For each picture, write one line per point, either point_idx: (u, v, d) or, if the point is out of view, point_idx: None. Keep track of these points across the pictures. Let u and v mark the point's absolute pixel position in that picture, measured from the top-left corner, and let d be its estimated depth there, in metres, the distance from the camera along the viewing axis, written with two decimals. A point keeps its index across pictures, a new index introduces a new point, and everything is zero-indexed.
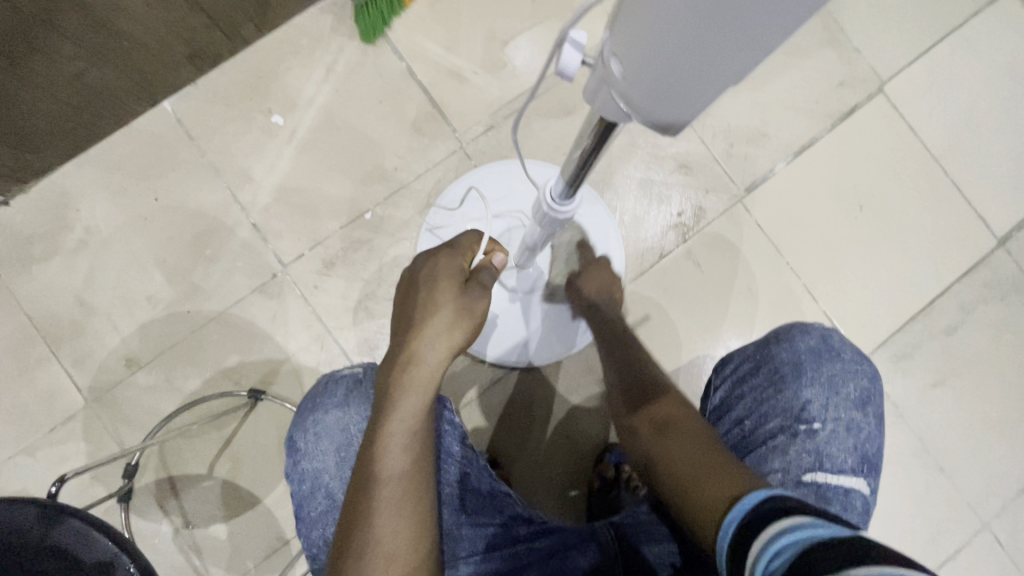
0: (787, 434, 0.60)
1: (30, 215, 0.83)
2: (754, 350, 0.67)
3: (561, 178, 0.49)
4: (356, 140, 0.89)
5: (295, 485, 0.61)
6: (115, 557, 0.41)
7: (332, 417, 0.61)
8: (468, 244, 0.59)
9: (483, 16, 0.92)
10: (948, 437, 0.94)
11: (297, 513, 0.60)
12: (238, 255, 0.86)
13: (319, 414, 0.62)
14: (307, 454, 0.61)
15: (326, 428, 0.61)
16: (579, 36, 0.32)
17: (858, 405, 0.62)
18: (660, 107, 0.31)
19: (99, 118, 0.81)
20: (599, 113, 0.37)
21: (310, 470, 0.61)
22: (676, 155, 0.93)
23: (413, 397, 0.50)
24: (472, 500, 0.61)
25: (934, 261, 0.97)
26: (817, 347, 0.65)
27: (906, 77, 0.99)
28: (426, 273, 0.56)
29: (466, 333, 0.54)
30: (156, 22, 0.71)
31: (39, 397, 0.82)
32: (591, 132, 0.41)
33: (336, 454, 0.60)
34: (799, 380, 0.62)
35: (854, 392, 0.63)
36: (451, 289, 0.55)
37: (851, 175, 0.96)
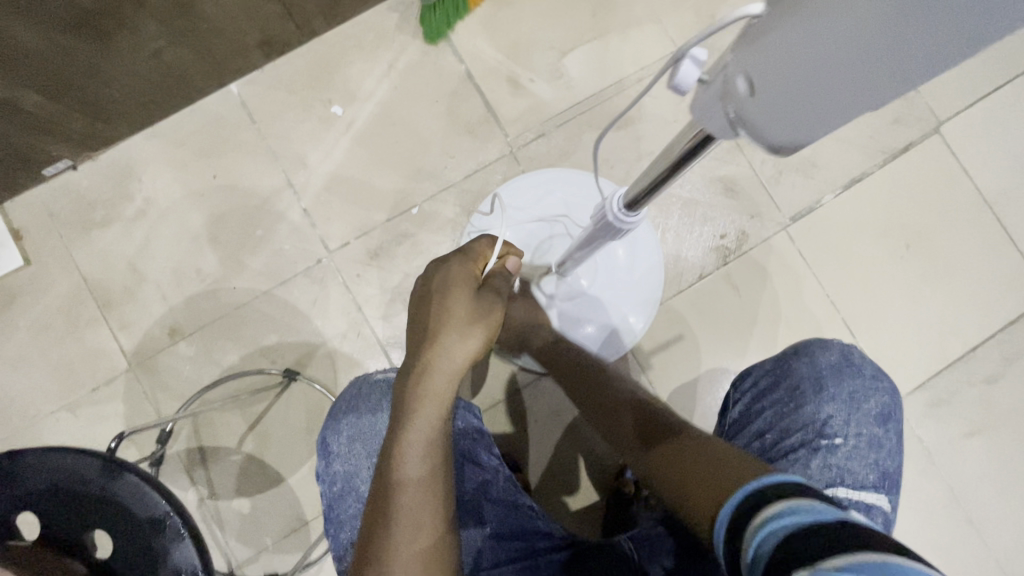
0: (809, 449, 0.58)
1: (95, 182, 0.87)
2: (773, 364, 0.64)
3: (637, 186, 0.48)
4: (410, 137, 0.91)
5: (325, 486, 0.61)
6: (168, 516, 0.42)
7: (367, 421, 0.61)
8: (481, 249, 0.58)
9: (543, 26, 0.94)
10: (980, 488, 0.91)
11: (326, 514, 0.60)
12: (286, 237, 0.88)
13: (354, 417, 0.61)
14: (340, 456, 0.61)
15: (360, 431, 0.61)
16: (700, 53, 0.32)
17: (880, 421, 0.60)
18: (781, 127, 0.28)
19: (170, 95, 0.84)
20: (700, 124, 0.34)
21: (341, 472, 0.60)
22: (723, 177, 0.93)
23: (429, 406, 0.51)
24: (493, 512, 0.61)
25: (978, 306, 0.95)
26: (839, 363, 0.62)
27: (964, 119, 0.98)
28: (438, 283, 0.55)
29: (482, 340, 0.54)
30: (236, 8, 0.73)
31: (86, 357, 0.85)
32: (686, 140, 0.39)
33: (369, 459, 0.60)
34: (820, 396, 0.60)
35: (876, 408, 0.60)
36: (464, 297, 0.55)
37: (899, 212, 0.95)
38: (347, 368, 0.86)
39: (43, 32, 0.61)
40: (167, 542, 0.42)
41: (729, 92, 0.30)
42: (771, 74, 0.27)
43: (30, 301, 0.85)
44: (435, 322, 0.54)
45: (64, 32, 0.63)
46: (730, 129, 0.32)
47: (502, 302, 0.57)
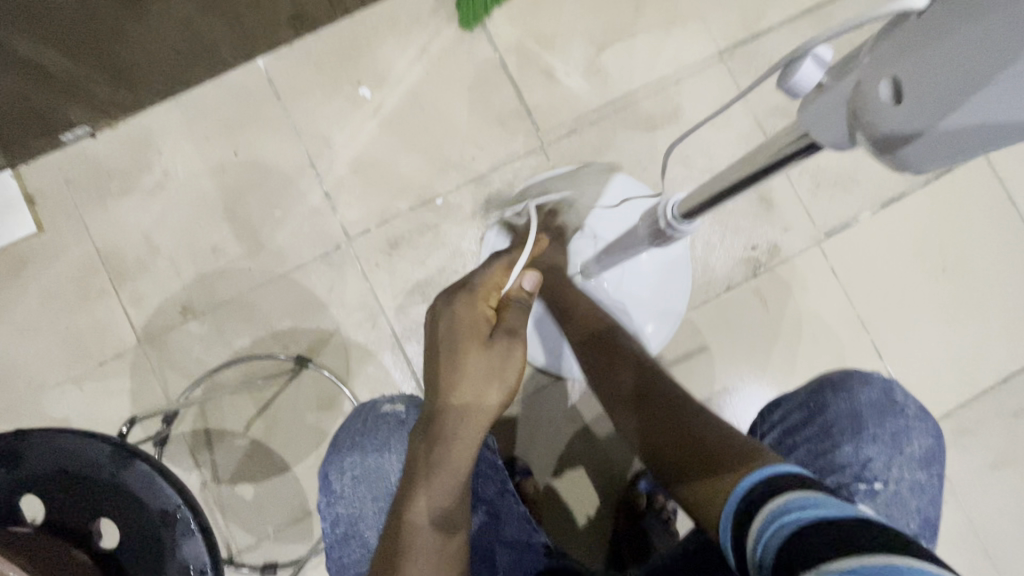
0: (846, 492, 0.56)
1: (113, 150, 0.85)
2: (808, 398, 0.61)
3: (698, 198, 0.46)
4: (438, 124, 0.88)
5: (328, 526, 0.58)
6: (178, 508, 0.40)
7: (373, 462, 0.58)
8: (492, 282, 0.55)
9: (583, 18, 0.91)
10: (1001, 524, 0.89)
11: (329, 553, 0.58)
12: (306, 220, 0.86)
13: (358, 457, 0.58)
14: (343, 497, 0.58)
15: (364, 472, 0.58)
16: (824, 53, 0.31)
17: (922, 464, 0.58)
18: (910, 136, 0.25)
19: (196, 66, 0.82)
20: (818, 130, 0.31)
21: (346, 514, 0.58)
22: (758, 187, 0.90)
23: (443, 474, 0.48)
24: (505, 555, 0.58)
25: (1012, 337, 0.92)
26: (879, 402, 0.60)
27: (1013, 142, 0.94)
28: (443, 330, 0.53)
29: (499, 397, 0.51)
30: None
31: (94, 329, 0.83)
32: (778, 147, 0.36)
33: (374, 503, 0.57)
34: (860, 436, 0.58)
35: (918, 451, 0.59)
36: (476, 350, 0.51)
37: (937, 235, 0.92)
38: (360, 359, 0.84)
39: None
40: (177, 536, 0.40)
41: (862, 90, 0.27)
42: (923, 64, 0.24)
43: (42, 268, 0.83)
44: (449, 378, 0.51)
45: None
46: (852, 137, 0.29)
47: (517, 343, 0.53)
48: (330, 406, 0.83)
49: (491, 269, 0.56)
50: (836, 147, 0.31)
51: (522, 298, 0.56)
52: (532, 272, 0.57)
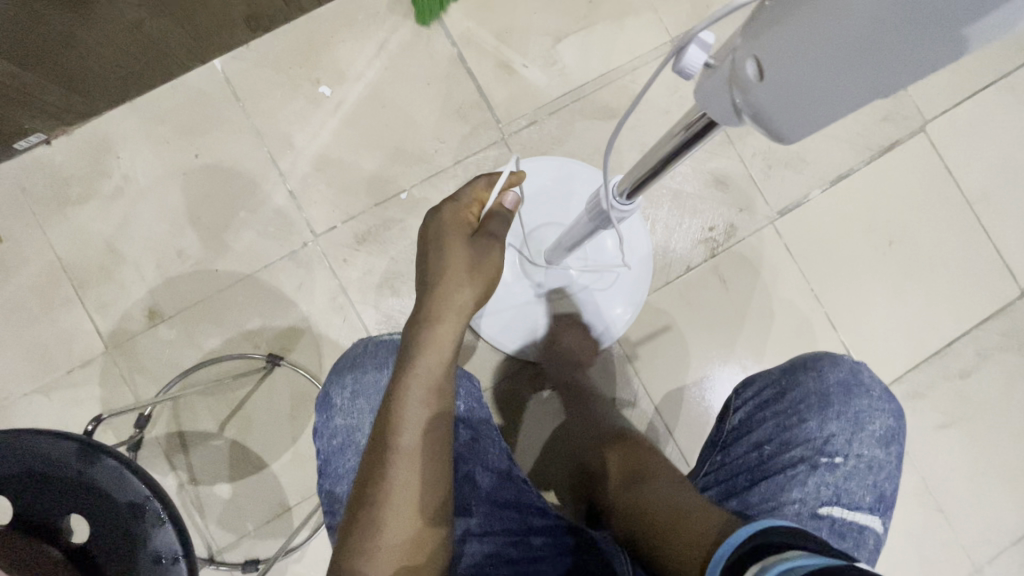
0: (808, 464, 0.59)
1: (70, 157, 0.84)
2: (780, 376, 0.65)
3: (631, 176, 0.49)
4: (400, 120, 0.89)
5: (323, 440, 0.58)
6: (147, 500, 0.41)
7: (371, 378, 0.59)
8: (475, 190, 0.57)
9: (538, 11, 0.92)
10: (951, 480, 0.94)
11: (321, 468, 0.58)
12: (272, 220, 0.86)
13: (359, 372, 0.60)
14: (342, 410, 0.59)
15: (364, 387, 0.59)
16: (707, 37, 0.33)
17: (882, 443, 0.61)
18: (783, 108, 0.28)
19: (152, 69, 0.81)
20: (710, 111, 0.34)
21: (342, 425, 0.58)
22: (713, 170, 0.94)
23: (431, 354, 0.51)
24: (487, 479, 0.60)
25: (956, 304, 0.97)
26: (846, 381, 0.63)
27: (949, 118, 1.00)
28: (432, 232, 0.56)
29: (481, 288, 0.54)
30: None
31: (61, 338, 0.82)
32: (689, 124, 0.39)
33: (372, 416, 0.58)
34: (824, 412, 0.61)
35: (879, 429, 0.61)
36: (461, 246, 0.55)
37: (885, 211, 0.97)
38: (332, 354, 0.85)
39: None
40: (148, 527, 0.41)
41: (736, 74, 0.30)
42: (784, 54, 0.27)
43: (2, 282, 0.82)
44: (436, 273, 0.54)
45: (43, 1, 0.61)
46: (737, 115, 0.32)
47: (500, 245, 0.56)
48: (304, 402, 0.84)
49: (475, 180, 0.58)
50: (727, 125, 0.34)
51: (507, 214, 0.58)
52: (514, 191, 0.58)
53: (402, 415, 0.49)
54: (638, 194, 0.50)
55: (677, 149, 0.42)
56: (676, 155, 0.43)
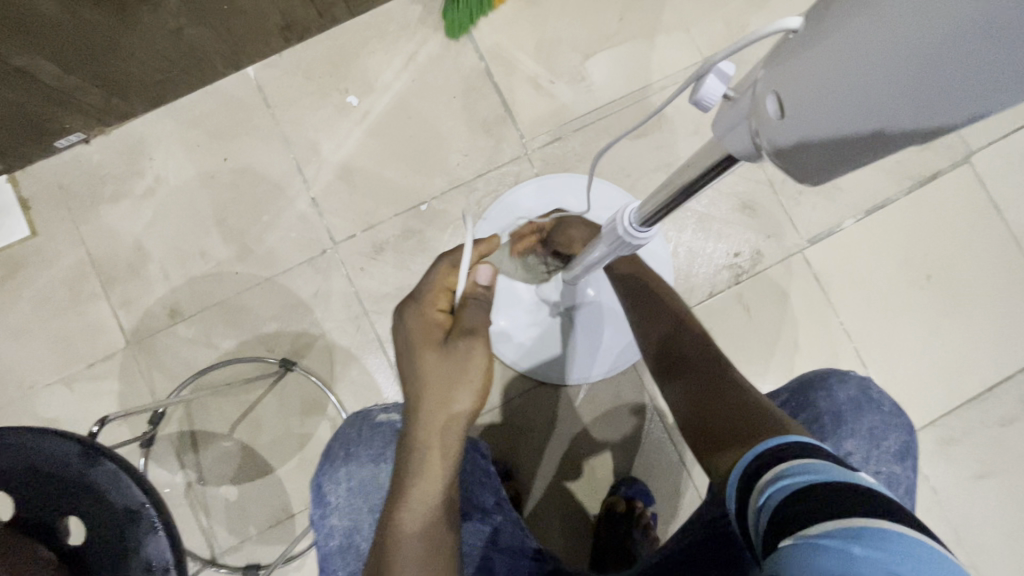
0: None
1: (106, 156, 0.87)
2: (790, 396, 0.59)
3: (648, 206, 0.47)
4: (424, 131, 0.89)
5: (322, 538, 0.58)
6: (143, 507, 0.41)
7: (363, 473, 0.58)
8: (434, 286, 0.53)
9: (568, 27, 0.92)
10: (985, 534, 0.88)
11: (321, 565, 0.58)
12: (293, 226, 0.87)
13: (353, 466, 0.58)
14: (338, 509, 0.58)
15: (360, 482, 0.58)
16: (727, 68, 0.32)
17: (897, 458, 0.57)
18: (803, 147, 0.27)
19: (188, 74, 0.84)
20: (731, 147, 0.33)
21: (341, 524, 0.57)
22: (741, 194, 0.91)
23: (423, 482, 0.48)
24: (502, 562, 0.58)
25: (999, 347, 0.91)
26: (857, 398, 0.58)
27: (997, 150, 0.95)
28: (401, 345, 0.52)
29: (471, 397, 0.49)
30: None
31: (85, 331, 0.84)
32: (707, 159, 0.38)
33: (370, 513, 0.57)
34: (840, 432, 0.56)
35: (895, 444, 0.57)
36: (434, 357, 0.50)
37: (924, 243, 0.92)
38: (344, 362, 0.85)
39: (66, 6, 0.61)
40: (142, 534, 0.41)
41: (757, 109, 0.28)
42: (799, 93, 0.25)
43: (36, 274, 0.85)
44: (414, 393, 0.49)
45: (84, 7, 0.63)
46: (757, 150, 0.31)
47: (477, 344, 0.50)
48: (313, 409, 0.84)
49: (437, 270, 0.54)
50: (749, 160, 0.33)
51: (480, 294, 0.53)
52: (486, 265, 0.53)
53: (400, 549, 0.47)
54: (656, 221, 0.49)
55: (706, 180, 0.40)
56: (704, 182, 0.40)
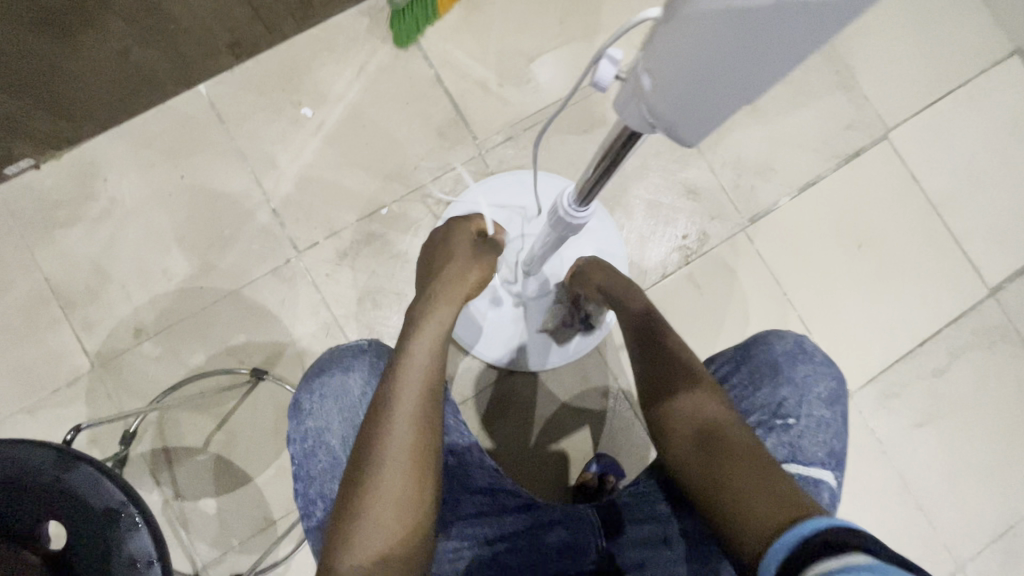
0: (762, 429, 0.58)
1: (58, 181, 0.86)
2: (733, 351, 0.63)
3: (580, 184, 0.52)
4: (379, 138, 0.92)
5: (295, 446, 0.55)
6: (123, 505, 0.43)
7: (340, 381, 0.56)
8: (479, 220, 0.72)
9: (511, 32, 0.96)
10: (929, 477, 0.96)
11: (293, 473, 0.55)
12: (256, 238, 0.89)
13: (325, 375, 0.57)
14: (311, 414, 0.55)
15: (333, 389, 0.56)
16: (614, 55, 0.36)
17: (829, 403, 0.60)
18: (682, 115, 0.33)
19: (138, 95, 0.84)
20: (627, 122, 0.39)
21: (313, 429, 0.55)
22: (685, 180, 0.97)
23: (432, 322, 0.54)
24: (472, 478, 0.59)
25: (927, 304, 1.00)
26: (793, 350, 0.61)
27: (911, 126, 1.04)
28: (439, 240, 0.67)
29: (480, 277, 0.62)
30: (202, 8, 0.74)
31: (47, 357, 0.83)
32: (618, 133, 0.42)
33: (343, 415, 0.55)
34: (775, 379, 0.60)
35: (827, 390, 0.60)
36: (466, 243, 0.65)
37: (853, 215, 1.00)
38: None
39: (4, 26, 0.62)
40: (124, 531, 0.42)
41: (637, 87, 0.35)
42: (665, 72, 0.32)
43: None
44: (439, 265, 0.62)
45: (24, 29, 0.63)
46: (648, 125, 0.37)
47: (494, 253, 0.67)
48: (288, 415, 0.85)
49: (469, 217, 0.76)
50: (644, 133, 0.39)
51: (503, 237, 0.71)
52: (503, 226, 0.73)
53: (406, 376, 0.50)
54: (591, 199, 0.53)
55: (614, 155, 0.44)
56: (618, 155, 0.44)
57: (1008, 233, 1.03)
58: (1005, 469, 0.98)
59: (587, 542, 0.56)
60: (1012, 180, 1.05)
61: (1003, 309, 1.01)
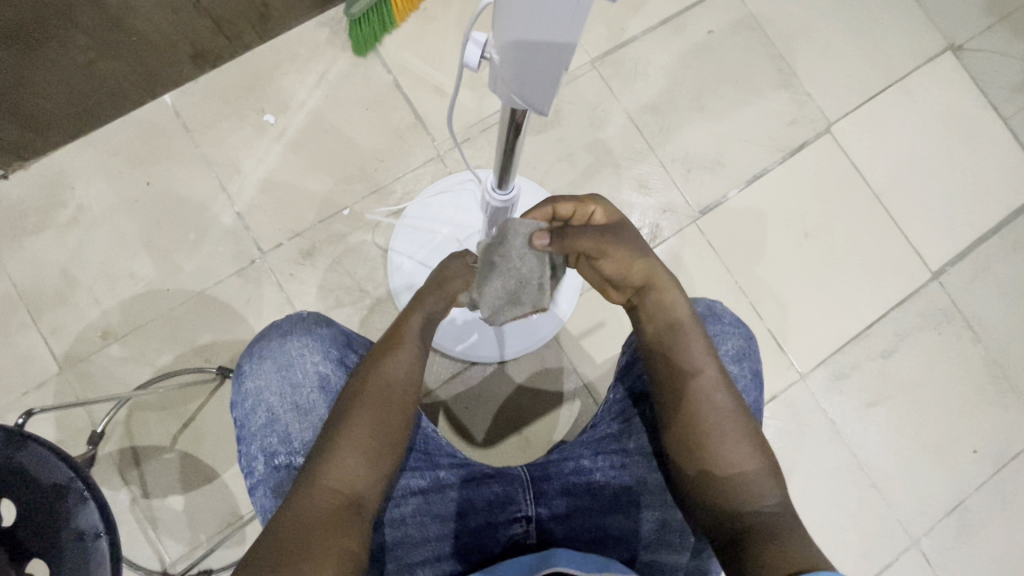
0: None
1: (27, 190, 0.89)
2: None
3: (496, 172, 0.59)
4: (341, 142, 0.96)
5: (237, 407, 0.57)
6: (71, 480, 0.45)
7: (279, 344, 0.58)
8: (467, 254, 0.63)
9: (466, 39, 1.01)
10: (881, 455, 0.99)
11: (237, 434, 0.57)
12: (222, 241, 0.91)
13: (263, 340, 0.59)
14: (250, 374, 0.58)
15: (270, 351, 0.58)
16: (479, 37, 0.43)
17: (734, 360, 0.62)
18: (522, 87, 0.41)
19: (105, 105, 0.88)
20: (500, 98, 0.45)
21: (252, 390, 0.57)
22: (637, 176, 1.01)
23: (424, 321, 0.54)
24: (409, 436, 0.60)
25: (873, 289, 1.04)
26: (700, 313, 0.65)
27: (852, 119, 1.09)
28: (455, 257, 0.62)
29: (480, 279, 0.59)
30: (163, 21, 0.78)
31: (16, 362, 0.85)
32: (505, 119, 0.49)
33: (279, 375, 0.57)
34: None
35: (733, 349, 0.63)
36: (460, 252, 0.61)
37: (799, 205, 1.04)
38: None
39: None
40: (72, 505, 0.45)
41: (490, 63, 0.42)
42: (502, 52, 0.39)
43: None
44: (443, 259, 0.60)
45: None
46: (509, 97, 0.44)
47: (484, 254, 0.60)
48: None
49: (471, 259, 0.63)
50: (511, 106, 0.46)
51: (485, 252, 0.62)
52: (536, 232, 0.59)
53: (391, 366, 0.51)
54: (508, 181, 0.60)
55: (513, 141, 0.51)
56: (516, 142, 0.52)
57: (948, 219, 1.08)
58: (955, 445, 1.01)
59: (515, 495, 0.59)
60: (950, 169, 1.10)
61: (946, 292, 1.05)
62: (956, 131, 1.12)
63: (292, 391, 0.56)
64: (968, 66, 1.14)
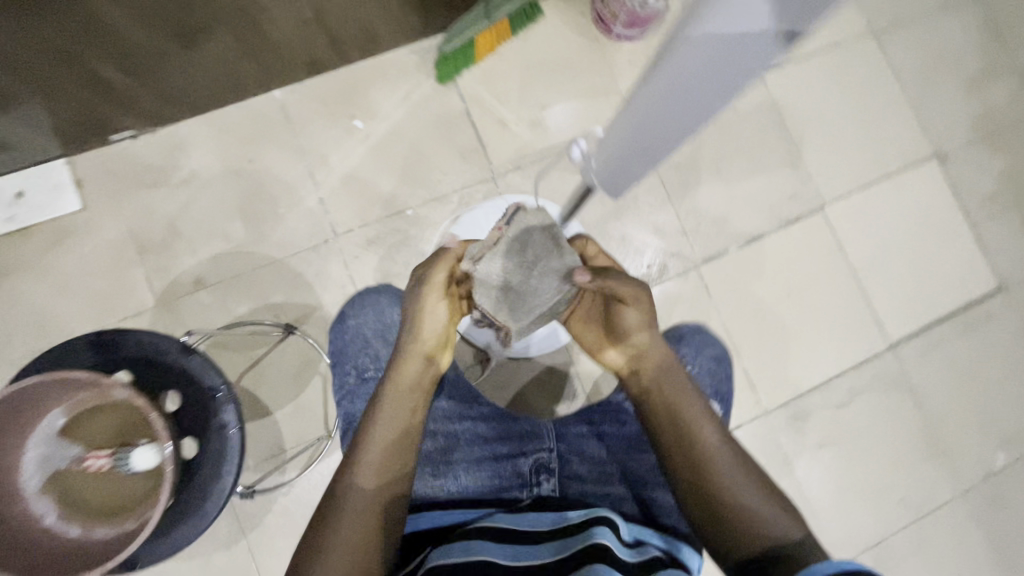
0: None
1: (151, 150, 1.06)
2: None
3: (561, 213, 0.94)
4: (414, 153, 1.13)
5: (339, 337, 0.79)
6: (219, 385, 0.63)
7: (376, 300, 0.81)
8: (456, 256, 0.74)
9: (531, 83, 1.19)
10: (822, 490, 1.17)
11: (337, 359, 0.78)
12: (303, 219, 1.09)
13: (368, 296, 0.81)
14: (353, 314, 0.80)
15: (370, 303, 0.81)
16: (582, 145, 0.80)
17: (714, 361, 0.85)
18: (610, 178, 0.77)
19: (228, 92, 1.05)
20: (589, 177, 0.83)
21: (352, 326, 0.79)
22: (655, 221, 1.19)
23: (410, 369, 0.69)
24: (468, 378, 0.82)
25: (837, 348, 1.22)
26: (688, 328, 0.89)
27: (844, 203, 1.27)
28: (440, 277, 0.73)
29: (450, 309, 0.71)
30: (293, 34, 0.95)
31: (121, 291, 1.02)
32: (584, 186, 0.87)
33: (375, 321, 0.79)
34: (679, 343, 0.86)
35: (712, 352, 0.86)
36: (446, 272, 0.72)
37: (787, 267, 1.23)
38: None
39: (148, 31, 0.82)
40: (219, 402, 0.62)
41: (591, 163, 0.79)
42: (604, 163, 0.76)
43: (83, 243, 1.03)
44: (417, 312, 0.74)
45: (162, 36, 0.84)
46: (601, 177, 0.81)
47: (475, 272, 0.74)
48: (309, 365, 1.05)
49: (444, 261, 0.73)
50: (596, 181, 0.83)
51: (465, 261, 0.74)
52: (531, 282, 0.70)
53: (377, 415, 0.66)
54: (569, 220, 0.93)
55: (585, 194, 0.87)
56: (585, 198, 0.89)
57: (910, 300, 1.26)
58: (885, 492, 1.19)
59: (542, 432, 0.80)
60: (920, 258, 1.28)
61: (898, 361, 1.23)
62: (930, 227, 1.30)
63: (384, 327, 0.79)
64: (949, 174, 1.32)
